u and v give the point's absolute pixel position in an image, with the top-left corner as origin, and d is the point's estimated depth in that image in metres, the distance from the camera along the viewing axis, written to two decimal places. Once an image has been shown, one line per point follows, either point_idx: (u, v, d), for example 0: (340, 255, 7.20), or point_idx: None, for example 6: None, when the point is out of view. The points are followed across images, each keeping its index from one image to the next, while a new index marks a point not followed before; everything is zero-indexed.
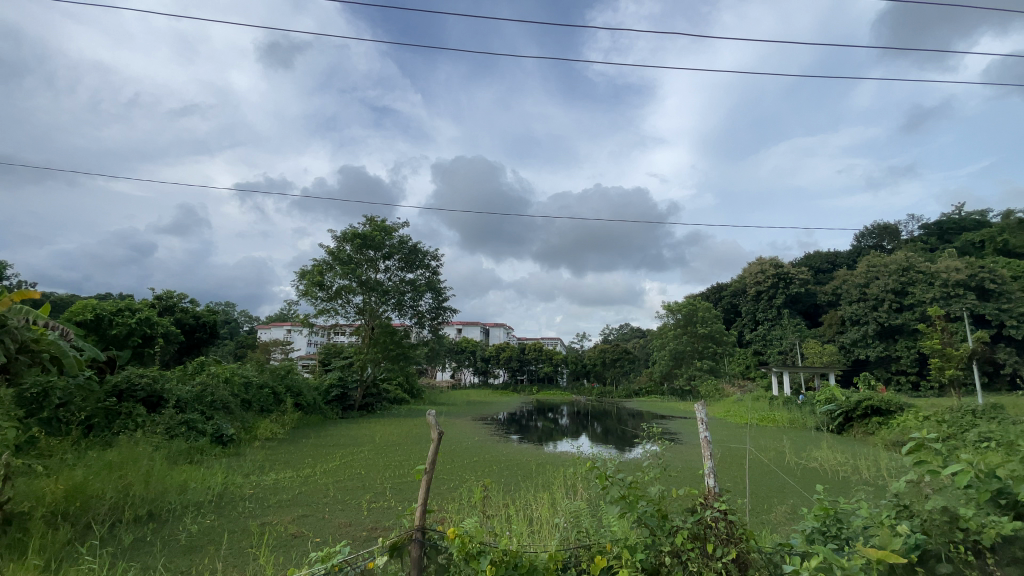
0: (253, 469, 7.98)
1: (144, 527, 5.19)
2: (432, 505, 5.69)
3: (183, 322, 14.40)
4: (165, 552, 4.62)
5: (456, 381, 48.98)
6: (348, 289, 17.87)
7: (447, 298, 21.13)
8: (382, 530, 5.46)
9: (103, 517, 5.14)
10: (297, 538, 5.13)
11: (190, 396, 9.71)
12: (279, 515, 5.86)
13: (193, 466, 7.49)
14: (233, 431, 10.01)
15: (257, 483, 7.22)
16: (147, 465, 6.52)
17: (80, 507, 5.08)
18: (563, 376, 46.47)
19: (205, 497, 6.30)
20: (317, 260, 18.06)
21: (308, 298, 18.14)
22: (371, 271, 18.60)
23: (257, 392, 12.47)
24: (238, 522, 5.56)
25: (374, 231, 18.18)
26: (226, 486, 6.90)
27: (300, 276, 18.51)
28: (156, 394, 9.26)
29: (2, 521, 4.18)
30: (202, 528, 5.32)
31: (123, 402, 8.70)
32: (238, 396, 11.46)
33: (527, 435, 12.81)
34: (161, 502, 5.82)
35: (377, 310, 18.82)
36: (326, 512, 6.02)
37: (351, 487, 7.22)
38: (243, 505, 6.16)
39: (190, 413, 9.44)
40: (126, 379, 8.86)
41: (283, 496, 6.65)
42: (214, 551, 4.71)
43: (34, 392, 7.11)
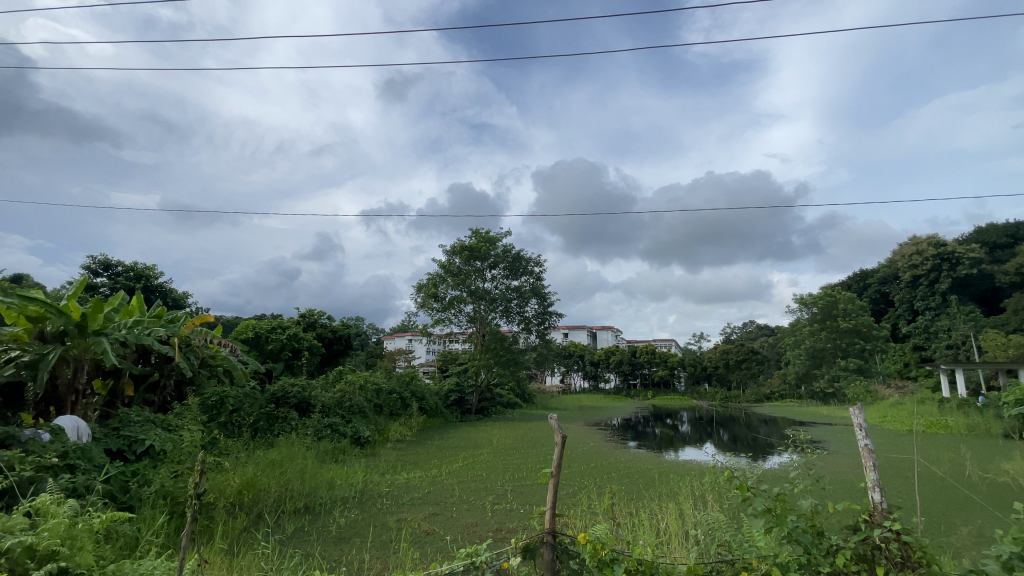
0: (387, 468, 8.66)
1: (302, 518, 5.88)
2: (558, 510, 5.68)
3: (323, 336, 16.18)
4: (321, 542, 5.18)
5: (567, 386, 48.77)
6: (460, 299, 18.75)
7: (552, 303, 21.22)
8: (507, 532, 5.56)
9: (269, 509, 5.92)
10: (430, 535, 5.43)
11: (331, 401, 10.82)
12: (413, 513, 6.27)
13: (338, 464, 8.35)
14: (368, 433, 10.99)
15: (392, 482, 7.83)
16: (301, 462, 7.41)
17: (252, 499, 5.90)
18: (681, 379, 44.01)
19: (349, 493, 6.98)
20: (431, 273, 19.24)
21: (425, 310, 19.38)
22: (479, 280, 19.30)
23: (388, 398, 13.58)
24: (378, 517, 6.06)
25: (480, 242, 18.93)
26: (366, 483, 7.59)
27: (417, 290, 19.85)
28: (305, 400, 10.50)
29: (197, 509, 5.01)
30: (349, 521, 5.88)
31: (280, 408, 9.95)
32: (372, 401, 12.60)
33: (646, 442, 12.35)
34: (314, 496, 6.55)
35: (487, 318, 19.50)
36: (453, 512, 6.32)
37: (475, 488, 7.50)
38: (380, 502, 6.72)
39: (333, 417, 10.54)
40: (282, 388, 10.16)
41: (414, 494, 7.14)
42: (360, 543, 5.17)
43: (213, 401, 8.59)
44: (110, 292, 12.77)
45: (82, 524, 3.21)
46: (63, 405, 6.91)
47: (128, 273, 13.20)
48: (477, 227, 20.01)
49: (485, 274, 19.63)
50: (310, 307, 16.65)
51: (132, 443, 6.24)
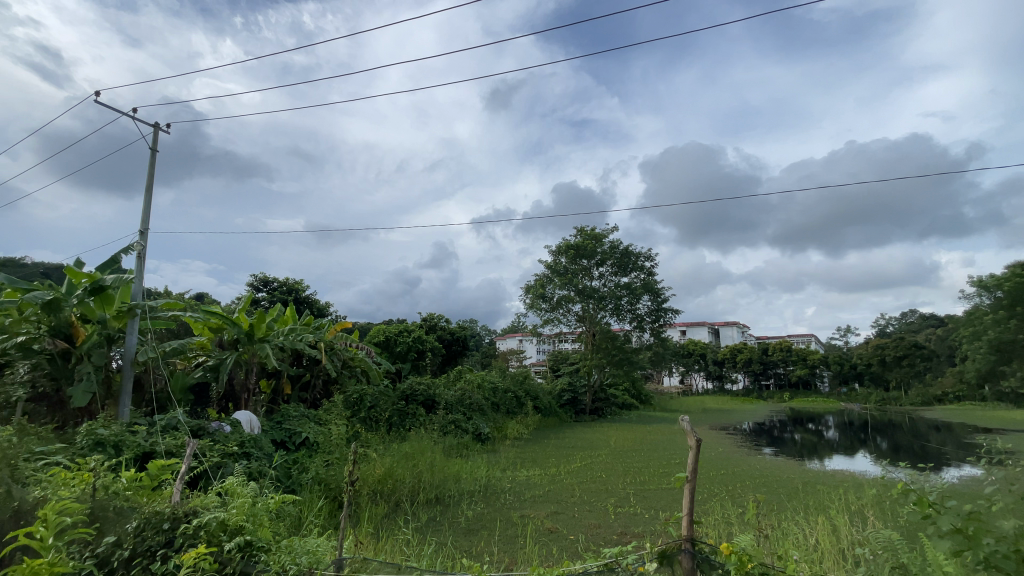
0: (508, 465, 8.92)
1: (435, 508, 6.28)
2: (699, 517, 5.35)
3: (442, 337, 17.20)
4: (452, 532, 5.49)
5: (688, 387, 46.20)
6: (568, 298, 18.71)
7: (666, 299, 20.25)
8: (633, 535, 5.40)
9: (406, 498, 6.42)
10: (553, 533, 5.46)
11: (454, 399, 11.43)
12: (536, 510, 6.38)
13: (462, 459, 8.80)
14: (488, 430, 11.42)
15: (513, 478, 8.06)
16: (430, 455, 7.93)
17: (391, 488, 6.45)
18: (823, 379, 39.28)
19: (474, 487, 7.30)
20: (538, 274, 19.46)
21: (534, 310, 19.67)
22: (586, 279, 19.10)
23: (504, 396, 13.99)
24: (503, 512, 6.26)
25: (586, 240, 18.71)
26: (489, 478, 7.90)
27: (526, 291, 20.20)
28: (430, 398, 11.20)
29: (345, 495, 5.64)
30: (476, 514, 6.14)
31: (410, 404, 10.72)
32: (489, 399, 13.08)
33: (785, 448, 11.17)
34: (444, 489, 6.95)
35: (597, 317, 19.23)
36: (575, 511, 6.31)
37: (596, 489, 7.40)
38: (504, 497, 6.93)
39: (456, 414, 11.13)
40: (410, 386, 10.95)
41: (536, 491, 7.27)
42: (488, 536, 5.37)
43: (355, 398, 9.53)
44: (270, 304, 14.89)
45: (259, 503, 3.75)
46: (239, 401, 8.20)
47: (283, 287, 15.27)
48: (582, 225, 19.82)
49: (593, 272, 19.35)
50: (430, 311, 17.81)
51: (292, 435, 7.18)
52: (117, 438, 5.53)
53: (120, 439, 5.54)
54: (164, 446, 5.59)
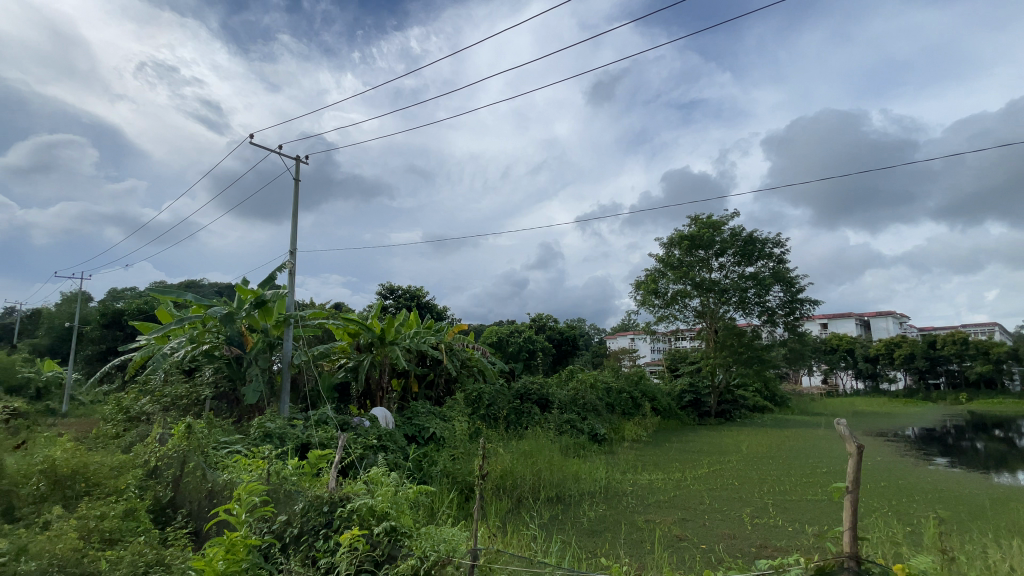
0: (627, 468, 8.67)
1: (556, 507, 6.34)
2: (863, 534, 4.69)
3: (552, 337, 17.32)
4: (575, 531, 5.49)
5: (832, 386, 41.11)
6: (684, 293, 17.74)
7: (801, 289, 18.26)
8: (774, 550, 4.93)
9: (529, 494, 6.56)
10: (682, 541, 5.19)
11: (568, 398, 11.45)
12: (661, 515, 6.12)
13: (580, 459, 8.74)
14: (605, 431, 11.18)
15: (635, 481, 7.79)
16: (548, 454, 8.00)
17: (512, 484, 6.62)
18: (1017, 376, 32.38)
19: (594, 488, 7.22)
20: (650, 269, 18.73)
21: (647, 307, 18.95)
22: (704, 272, 17.95)
23: (618, 397, 13.66)
24: (626, 515, 6.10)
25: (702, 230, 17.58)
26: (609, 480, 7.75)
27: (636, 287, 19.56)
28: (544, 397, 11.32)
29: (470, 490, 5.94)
30: (598, 515, 6.08)
31: (525, 403, 10.93)
32: (604, 399, 12.90)
33: (964, 459, 9.40)
34: (564, 488, 6.97)
35: (718, 312, 18.01)
36: (705, 520, 5.94)
37: (727, 498, 6.87)
38: (626, 500, 6.75)
39: (571, 414, 11.12)
40: (524, 385, 11.16)
41: (660, 497, 6.96)
42: (612, 538, 5.28)
43: (474, 396, 10.01)
44: (395, 310, 16.22)
45: (400, 492, 4.08)
46: (375, 398, 9.06)
47: (406, 294, 16.56)
48: (696, 214, 18.69)
49: (712, 264, 18.11)
50: (538, 312, 18.02)
51: (421, 430, 7.77)
52: (281, 431, 6.41)
53: (283, 431, 6.41)
54: (318, 438, 6.35)
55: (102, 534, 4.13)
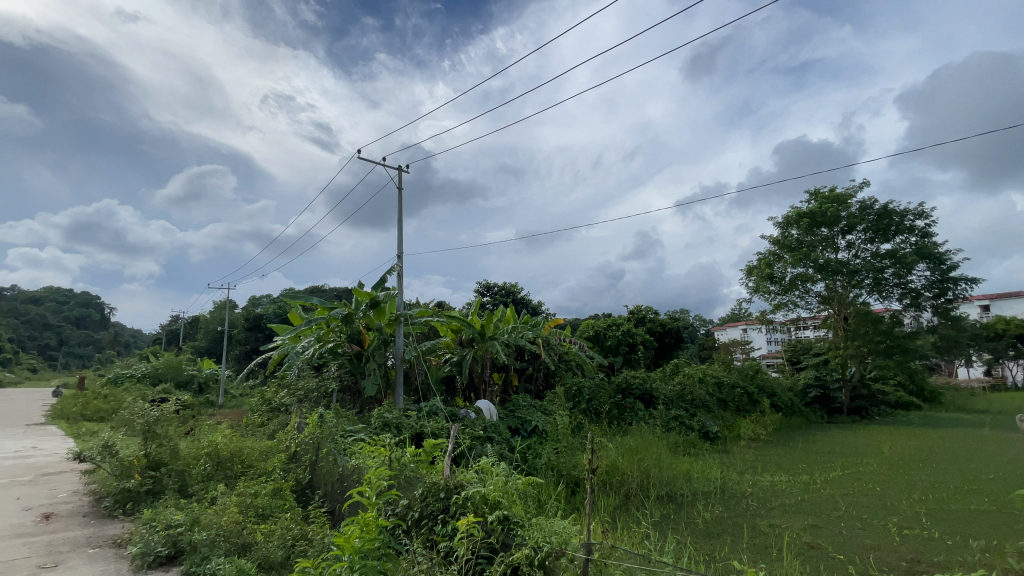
0: (745, 468, 8.04)
1: (668, 506, 6.08)
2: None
3: (653, 330, 16.67)
4: (690, 532, 5.22)
5: (999, 379, 34.88)
6: (804, 277, 16.09)
7: (954, 267, 15.67)
8: (933, 566, 4.28)
9: (637, 491, 6.38)
10: (815, 549, 4.70)
11: (674, 394, 10.94)
12: (788, 521, 5.59)
13: (691, 457, 8.29)
14: (717, 428, 10.50)
15: (755, 483, 7.22)
16: (656, 451, 7.68)
17: (619, 480, 6.47)
18: None
19: (709, 488, 6.82)
20: (763, 252, 17.26)
21: (760, 294, 17.51)
22: (829, 252, 16.12)
23: (731, 392, 12.77)
24: (746, 518, 5.67)
25: (825, 206, 15.78)
26: (725, 480, 7.25)
27: (747, 274, 18.14)
28: (648, 392, 10.90)
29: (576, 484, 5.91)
30: (715, 517, 5.72)
31: (627, 398, 10.61)
32: (714, 395, 12.16)
33: None
34: (676, 487, 6.67)
35: (847, 296, 16.07)
36: (842, 528, 5.33)
37: (869, 506, 6.08)
38: (746, 502, 6.28)
39: (677, 410, 10.60)
40: (625, 379, 10.86)
41: (785, 500, 6.37)
42: (732, 542, 4.94)
43: (574, 390, 9.96)
44: (493, 307, 16.67)
45: (510, 482, 4.19)
46: (478, 391, 9.42)
47: (501, 291, 16.93)
48: (816, 188, 16.83)
49: (837, 243, 16.20)
50: (637, 304, 17.42)
51: (524, 423, 7.92)
52: (397, 421, 6.90)
53: (399, 421, 6.90)
54: (429, 428, 6.74)
55: (256, 510, 4.76)
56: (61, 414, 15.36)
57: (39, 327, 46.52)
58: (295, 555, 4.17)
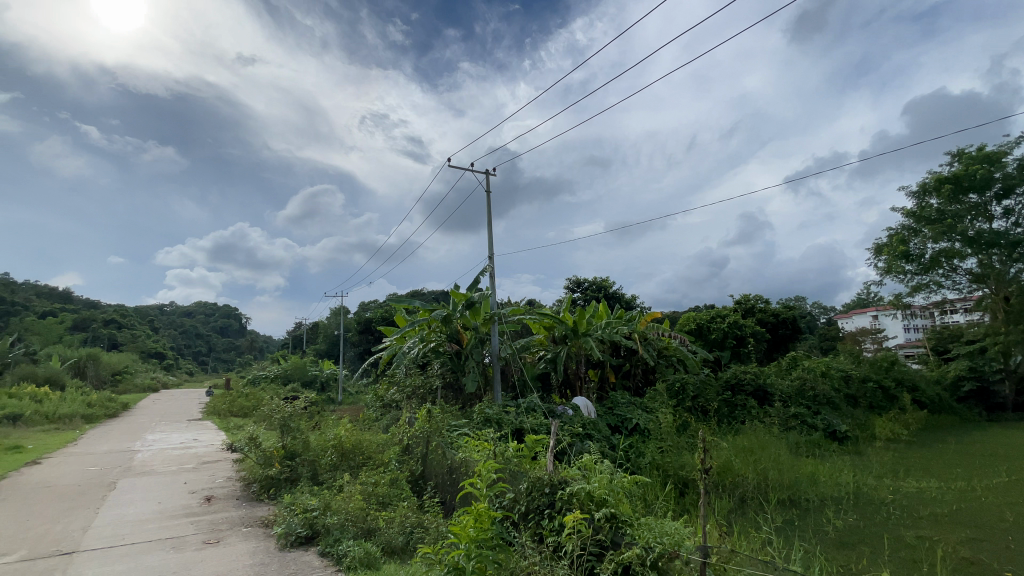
0: (884, 473, 7.12)
1: (790, 511, 5.58)
2: None
3: (764, 321, 15.40)
4: (818, 540, 4.75)
5: None
6: (949, 253, 13.91)
7: None
8: None
9: (754, 493, 5.92)
10: (978, 566, 4.03)
11: (792, 390, 9.99)
12: (940, 532, 4.86)
13: (815, 459, 7.51)
14: (847, 428, 9.40)
15: (896, 489, 6.37)
16: (774, 452, 7.07)
17: (732, 482, 6.07)
18: None
19: (839, 493, 6.13)
20: (894, 228, 15.20)
21: (892, 276, 15.45)
22: (980, 222, 13.76)
23: (861, 387, 11.38)
24: (887, 528, 5.02)
25: (972, 167, 13.49)
26: (859, 485, 6.48)
27: (875, 253, 16.09)
28: (762, 388, 10.05)
29: (684, 484, 5.65)
30: (848, 525, 5.12)
31: (738, 395, 9.90)
32: (840, 391, 10.92)
33: None
34: (799, 490, 6.10)
35: (1007, 273, 13.61)
36: (1011, 542, 4.52)
37: None
38: (887, 510, 5.56)
39: (796, 408, 9.67)
40: (734, 375, 10.14)
41: (937, 509, 5.54)
42: (871, 554, 4.40)
43: (677, 386, 9.52)
44: (585, 303, 16.47)
45: (615, 480, 4.12)
46: (575, 388, 9.36)
47: (593, 286, 16.68)
48: (959, 149, 14.46)
49: (991, 210, 13.77)
50: (745, 293, 16.21)
51: (624, 421, 7.77)
52: (498, 417, 7.10)
53: (500, 417, 7.09)
54: (529, 424, 6.85)
55: (377, 497, 5.16)
56: (215, 410, 17.88)
57: (194, 336, 54.59)
58: (414, 542, 4.50)
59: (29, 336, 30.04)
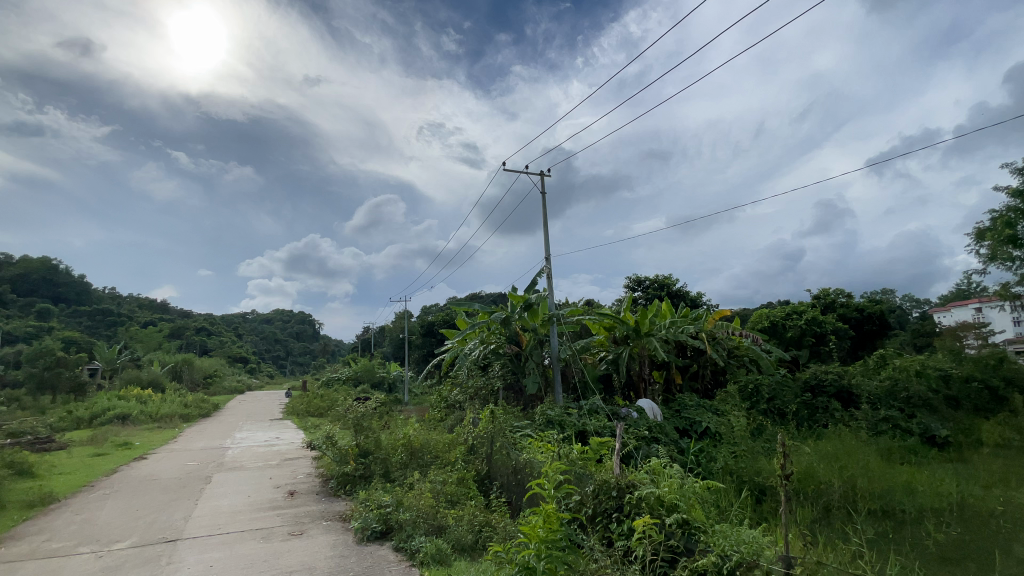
0: (994, 482, 6.37)
1: (882, 523, 5.13)
2: None
3: (847, 317, 14.31)
4: (914, 555, 4.34)
5: None
6: None
7: None
8: None
9: (840, 503, 5.49)
10: None
11: (882, 391, 8.98)
12: None
13: (911, 467, 6.85)
14: (947, 432, 8.35)
15: (1010, 500, 5.67)
16: (862, 458, 6.53)
17: (815, 490, 5.68)
18: None
19: (940, 504, 5.56)
20: (997, 209, 13.57)
21: (998, 263, 13.80)
22: None
23: (964, 388, 10.24)
24: (999, 543, 4.49)
25: None
26: (964, 495, 5.84)
27: (975, 239, 14.46)
28: (846, 390, 9.31)
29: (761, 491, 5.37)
30: (951, 539, 4.62)
31: (818, 398, 9.29)
32: (938, 392, 9.90)
33: None
34: (892, 500, 5.59)
35: None
36: None
37: None
38: (998, 524, 4.97)
39: (887, 410, 8.75)
40: (814, 375, 9.51)
41: None
42: (980, 571, 3.96)
43: (750, 388, 9.08)
44: (648, 302, 16.07)
45: (686, 485, 3.99)
46: (638, 390, 9.16)
47: (655, 284, 16.25)
48: None
49: None
50: (824, 287, 15.15)
51: (693, 424, 7.52)
52: (560, 418, 7.07)
53: (562, 419, 7.06)
54: (593, 426, 6.78)
55: (446, 496, 5.31)
56: (294, 410, 19.15)
57: (274, 342, 58.74)
58: (483, 540, 4.58)
59: (135, 344, 33.61)
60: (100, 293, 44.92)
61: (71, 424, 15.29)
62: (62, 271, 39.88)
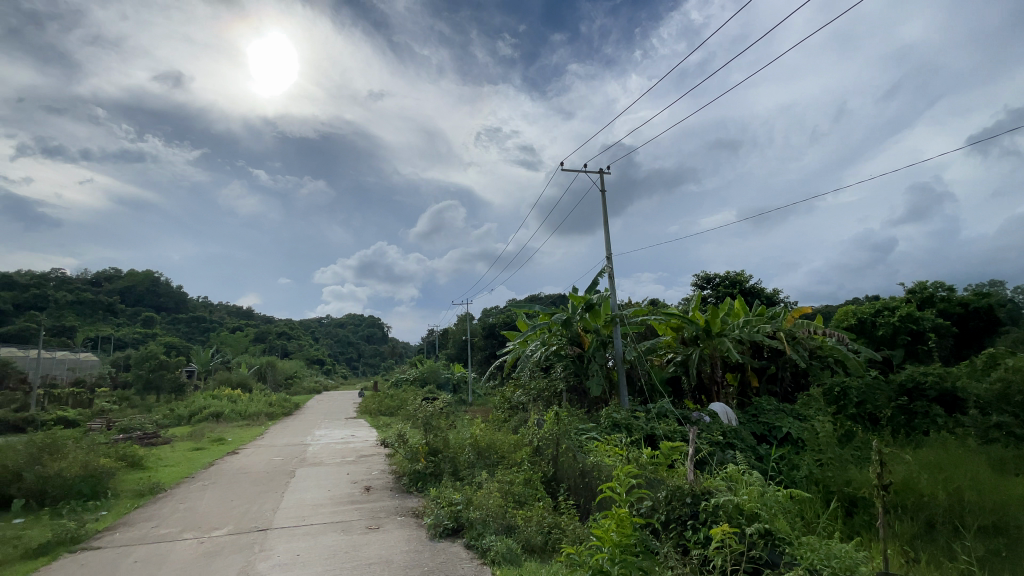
0: None
1: (999, 542, 4.56)
2: None
3: (948, 312, 12.90)
4: None
5: None
6: None
7: None
8: None
9: (946, 518, 4.95)
10: None
11: (992, 393, 7.45)
12: None
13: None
14: None
15: None
16: (971, 469, 5.85)
17: (915, 503, 5.16)
18: None
19: None
20: None
21: None
22: None
23: None
24: None
25: None
26: None
27: None
28: (950, 391, 8.24)
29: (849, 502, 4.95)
30: None
31: (916, 402, 8.41)
32: None
33: None
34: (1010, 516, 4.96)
35: None
36: None
37: None
38: None
39: (1000, 415, 7.27)
40: (911, 377, 8.62)
41: None
42: None
43: (836, 391, 8.38)
44: (718, 300, 15.37)
45: (767, 494, 3.76)
46: (710, 393, 8.79)
47: (726, 281, 15.50)
48: None
49: None
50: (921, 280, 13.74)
51: (772, 429, 7.09)
52: (627, 422, 6.94)
53: (629, 422, 6.92)
54: (662, 431, 6.57)
55: (514, 496, 5.37)
56: (366, 410, 20.12)
57: (346, 344, 62.07)
58: (552, 542, 4.58)
59: (225, 348, 36.79)
60: (195, 302, 49.57)
61: (174, 421, 16.99)
62: (163, 284, 44.43)
